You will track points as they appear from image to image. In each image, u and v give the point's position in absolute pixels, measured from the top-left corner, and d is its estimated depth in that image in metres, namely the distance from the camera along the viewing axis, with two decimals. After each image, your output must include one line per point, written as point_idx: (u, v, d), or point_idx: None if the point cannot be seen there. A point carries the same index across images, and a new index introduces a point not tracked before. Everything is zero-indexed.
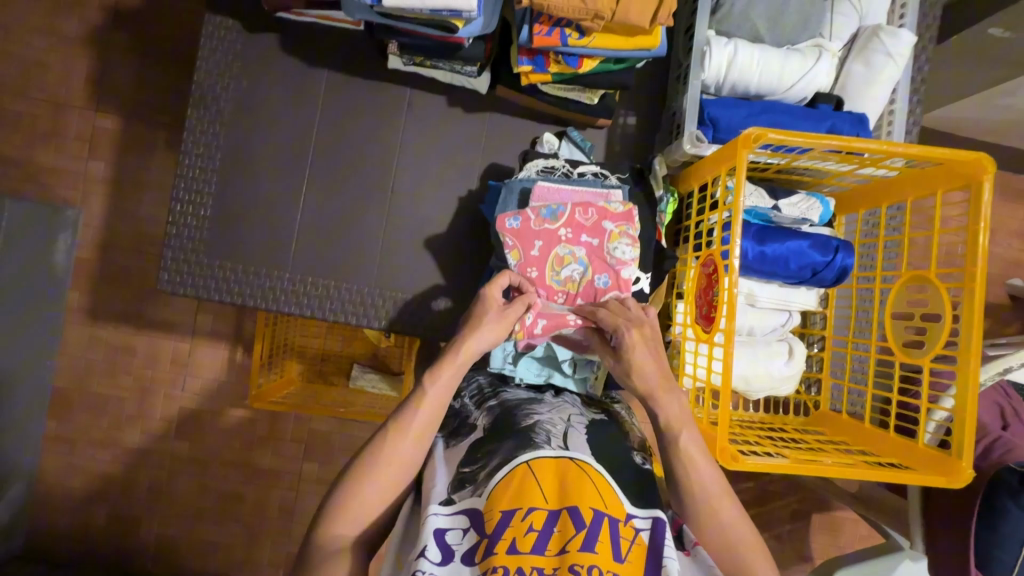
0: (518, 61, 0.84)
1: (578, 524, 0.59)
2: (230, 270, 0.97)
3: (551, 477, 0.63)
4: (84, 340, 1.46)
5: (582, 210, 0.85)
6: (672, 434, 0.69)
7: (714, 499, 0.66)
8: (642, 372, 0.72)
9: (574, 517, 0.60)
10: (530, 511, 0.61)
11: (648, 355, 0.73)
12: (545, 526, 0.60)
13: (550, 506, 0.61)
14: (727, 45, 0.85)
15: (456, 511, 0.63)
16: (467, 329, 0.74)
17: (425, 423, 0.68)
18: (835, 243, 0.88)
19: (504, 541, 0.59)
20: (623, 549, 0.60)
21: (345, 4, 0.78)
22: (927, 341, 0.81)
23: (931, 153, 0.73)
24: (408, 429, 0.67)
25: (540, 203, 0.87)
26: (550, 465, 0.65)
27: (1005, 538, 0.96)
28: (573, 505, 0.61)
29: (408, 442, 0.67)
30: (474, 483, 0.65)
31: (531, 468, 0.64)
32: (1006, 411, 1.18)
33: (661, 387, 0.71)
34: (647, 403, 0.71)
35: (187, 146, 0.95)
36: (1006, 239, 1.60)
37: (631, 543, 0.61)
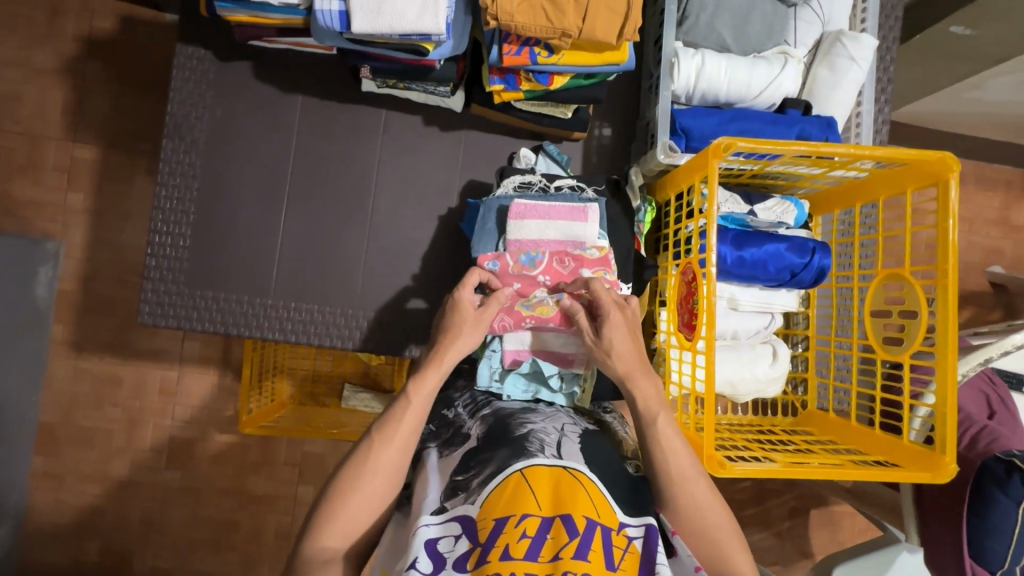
0: (490, 80, 0.84)
1: (571, 532, 0.58)
2: (211, 299, 0.97)
3: (545, 482, 0.63)
4: (70, 373, 1.44)
5: (558, 246, 0.86)
6: (650, 420, 0.71)
7: (691, 482, 0.68)
8: (621, 354, 0.75)
9: (568, 525, 0.59)
10: (524, 518, 0.60)
11: (626, 338, 0.75)
12: (539, 532, 0.59)
13: (543, 513, 0.60)
14: (695, 56, 0.86)
15: (448, 519, 0.63)
16: (445, 337, 0.75)
17: (410, 429, 0.69)
18: (811, 245, 0.89)
19: (496, 549, 0.58)
20: (616, 558, 0.60)
21: (315, 32, 0.79)
22: (906, 338, 0.82)
23: (898, 155, 0.75)
24: (393, 437, 0.68)
25: (520, 250, 0.86)
26: (546, 473, 0.64)
27: (994, 527, 0.96)
28: (566, 513, 0.60)
29: (392, 451, 0.68)
30: (467, 491, 0.65)
31: (526, 476, 0.63)
32: (992, 399, 1.20)
33: (638, 368, 0.75)
34: (626, 384, 0.73)
35: (164, 177, 0.95)
36: (983, 228, 1.64)
37: (623, 552, 0.61)
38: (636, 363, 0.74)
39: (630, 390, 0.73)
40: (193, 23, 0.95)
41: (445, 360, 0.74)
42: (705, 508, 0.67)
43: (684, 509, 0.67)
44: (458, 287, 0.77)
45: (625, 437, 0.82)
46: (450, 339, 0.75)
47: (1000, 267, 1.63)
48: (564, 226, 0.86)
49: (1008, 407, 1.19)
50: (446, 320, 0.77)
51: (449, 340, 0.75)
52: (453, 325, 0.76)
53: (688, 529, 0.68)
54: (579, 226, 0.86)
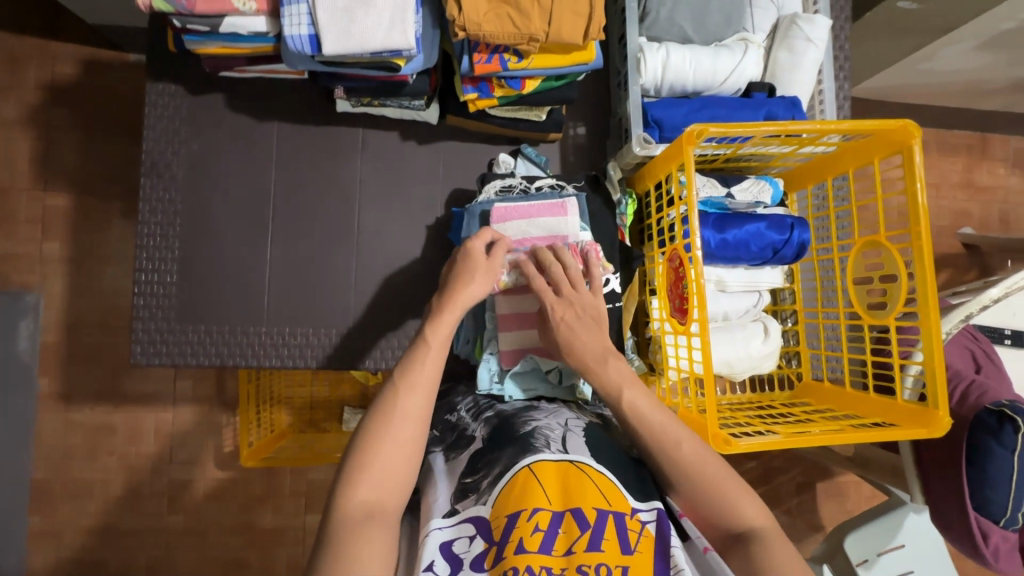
0: (463, 90, 0.86)
1: (582, 526, 0.60)
2: (203, 333, 0.96)
3: (553, 478, 0.64)
4: (62, 427, 1.42)
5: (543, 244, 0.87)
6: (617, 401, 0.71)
7: (679, 449, 0.67)
8: (575, 346, 0.76)
9: (579, 518, 0.61)
10: (535, 512, 0.61)
11: (583, 331, 0.76)
12: (551, 526, 0.60)
13: (554, 508, 0.62)
14: (659, 50, 0.89)
15: (461, 521, 0.64)
16: (462, 277, 0.77)
17: (432, 372, 0.69)
18: (790, 221, 0.92)
19: (511, 543, 0.59)
20: (632, 541, 0.61)
21: (286, 57, 0.80)
22: (889, 302, 0.85)
23: (860, 126, 0.78)
24: (417, 380, 0.68)
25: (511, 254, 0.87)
26: (553, 468, 0.65)
27: (993, 477, 1.02)
28: (576, 507, 0.61)
29: (418, 395, 0.67)
30: (477, 492, 0.66)
31: (534, 472, 0.64)
32: (977, 355, 1.24)
33: (595, 360, 0.74)
34: (586, 376, 0.74)
35: (145, 215, 0.95)
36: (950, 192, 1.71)
37: (638, 535, 0.62)
38: (593, 352, 0.75)
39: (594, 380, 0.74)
40: (160, 60, 0.95)
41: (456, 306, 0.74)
42: (699, 471, 0.66)
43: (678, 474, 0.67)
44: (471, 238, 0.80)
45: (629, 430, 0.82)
46: (463, 282, 0.76)
47: (970, 228, 1.69)
48: (544, 223, 0.87)
49: (993, 361, 1.24)
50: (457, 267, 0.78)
51: (465, 283, 0.76)
52: (470, 271, 0.77)
53: (689, 495, 0.67)
54: (560, 222, 0.87)
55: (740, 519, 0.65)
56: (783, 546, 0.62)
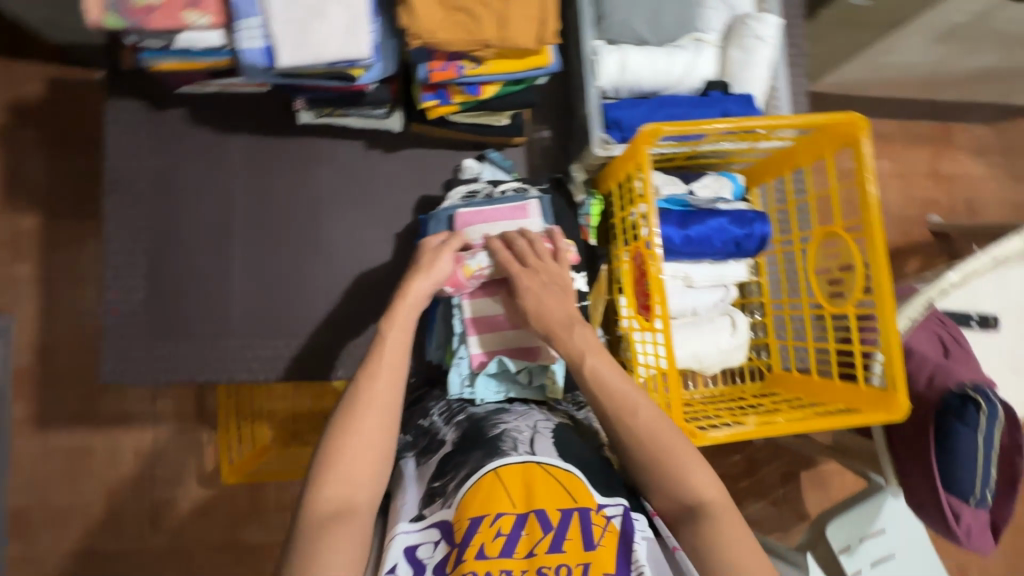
0: (422, 98, 0.86)
1: (544, 528, 0.62)
2: (172, 350, 0.95)
3: (518, 481, 0.65)
4: (39, 452, 1.40)
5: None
6: (580, 366, 0.73)
7: (638, 416, 0.69)
8: (541, 312, 0.77)
9: (541, 521, 0.62)
10: (498, 517, 0.62)
11: (545, 298, 0.78)
12: (514, 529, 0.62)
13: (518, 510, 0.63)
14: (616, 52, 0.91)
15: (427, 526, 0.66)
16: (414, 270, 0.78)
17: (391, 363, 0.70)
18: (751, 215, 0.94)
19: (472, 547, 0.61)
20: (595, 536, 0.62)
21: (243, 70, 0.80)
22: (847, 290, 0.87)
23: (809, 121, 0.80)
24: (376, 373, 0.69)
25: None
26: (518, 471, 0.66)
27: (960, 457, 1.04)
28: (539, 509, 0.63)
29: (381, 386, 0.68)
30: (444, 496, 0.67)
31: (499, 476, 0.65)
32: (947, 340, 1.25)
33: (562, 326, 0.76)
34: (550, 341, 0.76)
35: (109, 233, 0.94)
36: (917, 181, 1.75)
37: (603, 530, 0.62)
38: (556, 321, 0.76)
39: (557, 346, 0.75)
40: (119, 77, 0.95)
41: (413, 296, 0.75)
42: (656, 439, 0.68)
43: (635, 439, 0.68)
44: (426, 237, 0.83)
45: (600, 430, 0.83)
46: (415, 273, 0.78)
47: (938, 216, 1.73)
48: (508, 226, 0.89)
49: (961, 346, 1.24)
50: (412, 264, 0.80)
51: (416, 276, 0.77)
52: (421, 267, 0.78)
53: (644, 462, 0.68)
54: (523, 224, 0.89)
55: (691, 489, 0.66)
56: (732, 520, 0.63)
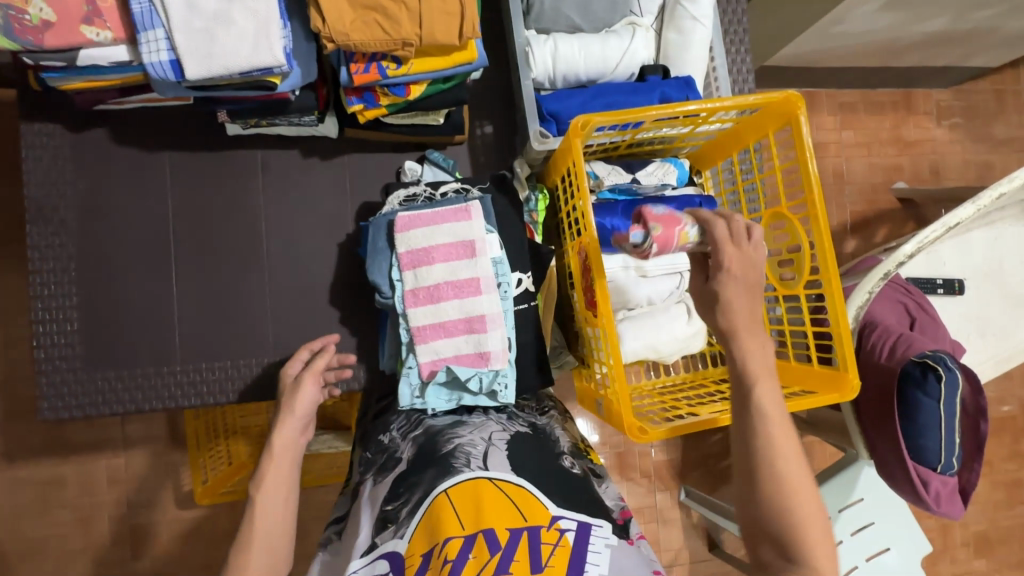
0: (348, 102, 0.83)
1: (492, 548, 0.59)
2: (116, 380, 0.92)
3: (467, 500, 0.64)
4: (5, 487, 1.36)
5: (450, 250, 0.84)
6: (747, 384, 0.68)
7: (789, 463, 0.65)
8: (731, 311, 0.69)
9: (489, 540, 0.59)
10: (445, 544, 0.60)
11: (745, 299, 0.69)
12: (460, 554, 0.59)
13: (466, 532, 0.61)
14: (547, 42, 0.88)
15: (376, 557, 0.66)
16: (279, 415, 0.80)
17: (267, 529, 0.73)
18: (698, 200, 0.92)
19: None
20: (545, 555, 0.59)
21: (154, 85, 0.76)
22: (797, 271, 0.86)
23: (744, 102, 0.79)
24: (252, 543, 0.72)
25: (418, 263, 0.84)
26: (467, 489, 0.66)
27: (922, 426, 1.03)
28: (487, 527, 0.61)
29: (255, 555, 0.71)
30: (396, 523, 0.67)
31: (449, 497, 0.65)
32: (911, 307, 1.25)
33: (748, 329, 0.69)
34: (731, 341, 0.69)
35: (37, 263, 0.90)
36: (881, 149, 1.75)
37: (553, 547, 0.60)
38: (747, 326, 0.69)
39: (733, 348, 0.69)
40: (32, 99, 0.90)
41: (285, 446, 0.78)
42: (805, 514, 0.64)
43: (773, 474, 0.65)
44: (287, 367, 0.86)
45: (560, 439, 0.82)
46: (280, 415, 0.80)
47: (903, 182, 1.73)
48: (450, 229, 0.85)
49: (927, 312, 1.24)
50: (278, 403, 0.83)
51: (282, 424, 0.79)
52: (287, 410, 0.80)
53: (769, 494, 0.65)
54: (464, 226, 0.85)
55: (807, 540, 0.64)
56: None
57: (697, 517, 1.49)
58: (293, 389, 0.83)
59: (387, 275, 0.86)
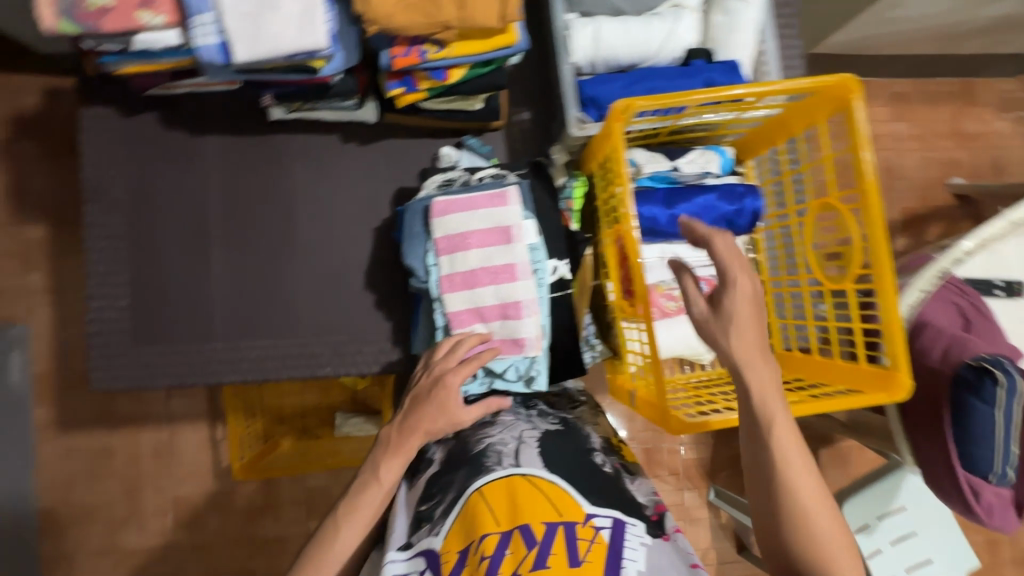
0: (388, 86, 0.84)
1: (529, 542, 0.61)
2: (162, 355, 0.96)
3: (501, 498, 0.66)
4: (61, 454, 1.44)
5: (487, 235, 0.84)
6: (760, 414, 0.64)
7: (807, 487, 0.62)
8: (739, 329, 0.64)
9: (525, 536, 0.61)
10: (482, 540, 0.62)
11: (751, 314, 0.65)
12: (498, 550, 0.61)
13: (501, 529, 0.63)
14: (588, 25, 0.86)
15: (414, 555, 0.67)
16: (426, 420, 0.74)
17: (369, 509, 0.71)
18: (741, 190, 0.89)
19: None
20: (581, 551, 0.61)
21: (203, 69, 0.79)
22: (846, 265, 0.82)
23: (795, 86, 0.75)
24: (354, 516, 0.70)
25: (454, 249, 0.84)
26: (501, 487, 0.67)
27: (977, 435, 0.97)
28: (523, 523, 0.62)
29: (349, 532, 0.70)
30: (431, 522, 0.69)
31: (483, 495, 0.67)
32: (967, 310, 1.17)
33: (756, 353, 0.65)
34: (739, 371, 0.64)
35: (93, 242, 0.94)
36: (935, 141, 1.65)
37: (590, 544, 0.62)
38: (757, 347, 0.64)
39: (745, 378, 0.64)
40: (91, 83, 0.94)
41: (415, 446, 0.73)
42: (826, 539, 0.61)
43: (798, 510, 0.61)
44: (448, 373, 0.75)
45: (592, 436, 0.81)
46: (425, 425, 0.74)
47: (960, 178, 1.63)
48: (486, 214, 0.84)
49: (983, 313, 1.17)
50: (426, 399, 0.75)
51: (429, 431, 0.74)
52: (438, 418, 0.74)
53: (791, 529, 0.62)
54: (501, 211, 0.84)
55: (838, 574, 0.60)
56: None
57: (727, 518, 1.45)
58: (453, 401, 0.75)
59: (422, 259, 0.87)
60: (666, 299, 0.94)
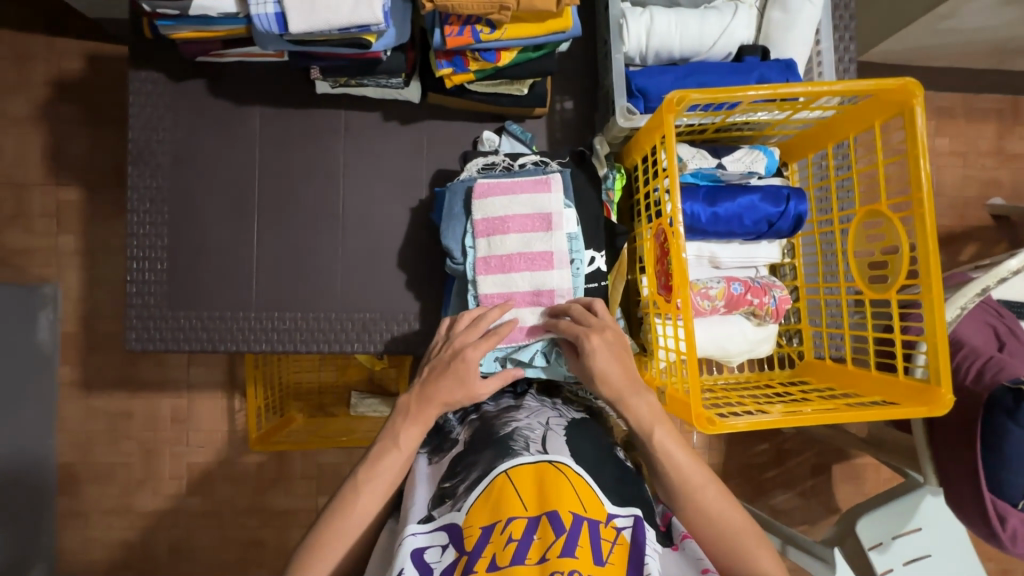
0: (438, 65, 0.84)
1: (557, 530, 0.60)
2: (195, 320, 0.97)
3: (529, 483, 0.65)
4: (83, 413, 1.47)
5: (527, 221, 0.84)
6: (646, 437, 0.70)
7: (702, 488, 0.68)
8: (606, 376, 0.72)
9: (554, 523, 0.61)
10: (509, 522, 0.62)
11: (611, 361, 0.73)
12: (525, 535, 0.61)
13: (529, 514, 0.63)
14: (643, 15, 0.85)
15: (435, 528, 0.66)
16: (447, 389, 0.74)
17: (392, 475, 0.71)
18: (786, 192, 0.88)
19: (483, 559, 0.60)
20: (604, 552, 0.61)
21: (257, 37, 0.80)
22: (890, 274, 0.81)
23: (856, 87, 0.73)
24: (376, 482, 0.70)
25: (493, 233, 0.84)
26: (529, 471, 0.66)
27: (1011, 459, 0.95)
28: (552, 511, 0.62)
29: (368, 497, 0.69)
30: (454, 498, 0.68)
31: (510, 477, 0.66)
32: (1000, 331, 1.14)
33: (627, 388, 0.72)
34: (617, 407, 0.71)
35: (134, 204, 0.96)
36: (979, 159, 1.59)
37: (612, 544, 0.62)
38: (624, 386, 0.71)
39: (622, 413, 0.72)
40: (143, 48, 0.95)
41: (433, 414, 0.73)
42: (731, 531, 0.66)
43: (698, 514, 0.67)
44: (469, 347, 0.75)
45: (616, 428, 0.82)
46: (444, 395, 0.74)
47: (1001, 198, 1.58)
48: (528, 199, 0.84)
49: (1019, 338, 1.13)
50: (444, 370, 0.75)
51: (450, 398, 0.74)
52: (459, 385, 0.74)
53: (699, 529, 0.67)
54: (543, 197, 0.84)
55: (753, 569, 0.64)
56: None
57: None
58: (471, 375, 0.75)
59: (460, 242, 0.87)
60: (700, 298, 0.90)
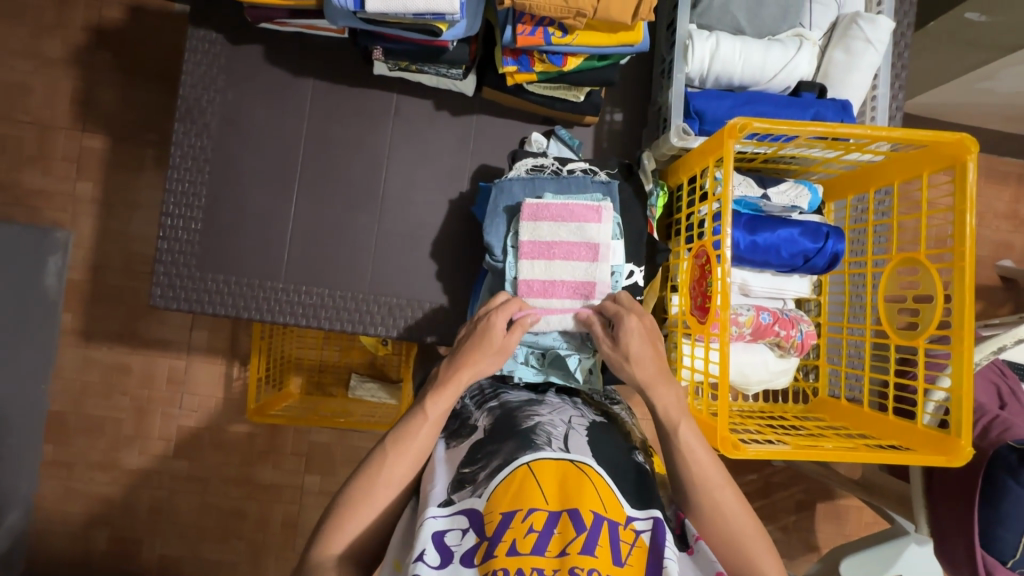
0: (503, 62, 0.84)
1: (577, 527, 0.60)
2: (222, 283, 0.96)
3: (551, 476, 0.64)
4: (80, 363, 1.44)
5: (572, 247, 0.85)
6: (672, 430, 0.70)
7: (719, 491, 0.67)
8: (642, 362, 0.74)
9: (575, 520, 0.61)
10: (531, 513, 0.62)
11: (645, 344, 0.75)
12: (546, 527, 0.61)
13: (551, 508, 0.62)
14: (709, 38, 0.86)
15: (455, 512, 0.65)
16: (474, 353, 0.75)
17: (424, 443, 0.71)
18: (825, 230, 0.89)
19: (504, 543, 0.60)
20: (623, 553, 0.61)
21: (328, 12, 0.79)
22: (920, 322, 0.82)
23: (914, 136, 0.74)
24: (409, 450, 0.69)
25: (539, 247, 0.85)
26: (553, 466, 0.65)
27: (1005, 514, 0.95)
28: (573, 508, 0.62)
29: (402, 463, 0.69)
30: (474, 484, 0.66)
31: (532, 469, 0.65)
32: (1004, 391, 1.15)
33: (661, 377, 0.74)
34: (648, 393, 0.73)
35: (176, 160, 0.95)
36: (994, 220, 1.61)
37: (631, 546, 0.61)
38: (655, 371, 0.73)
39: (652, 400, 0.73)
40: (204, 7, 0.95)
41: (461, 382, 0.74)
42: (742, 534, 0.66)
43: (713, 515, 0.67)
44: (492, 312, 0.78)
45: (634, 430, 0.82)
46: (470, 360, 0.74)
47: (1011, 261, 1.60)
48: (576, 227, 0.85)
49: (1020, 400, 1.14)
50: (471, 339, 0.77)
51: (477, 361, 0.75)
52: (482, 347, 0.75)
53: (709, 528, 0.67)
54: (593, 227, 0.85)
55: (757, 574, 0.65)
56: None
57: None
58: (496, 341, 0.76)
59: (502, 240, 0.89)
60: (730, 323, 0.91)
